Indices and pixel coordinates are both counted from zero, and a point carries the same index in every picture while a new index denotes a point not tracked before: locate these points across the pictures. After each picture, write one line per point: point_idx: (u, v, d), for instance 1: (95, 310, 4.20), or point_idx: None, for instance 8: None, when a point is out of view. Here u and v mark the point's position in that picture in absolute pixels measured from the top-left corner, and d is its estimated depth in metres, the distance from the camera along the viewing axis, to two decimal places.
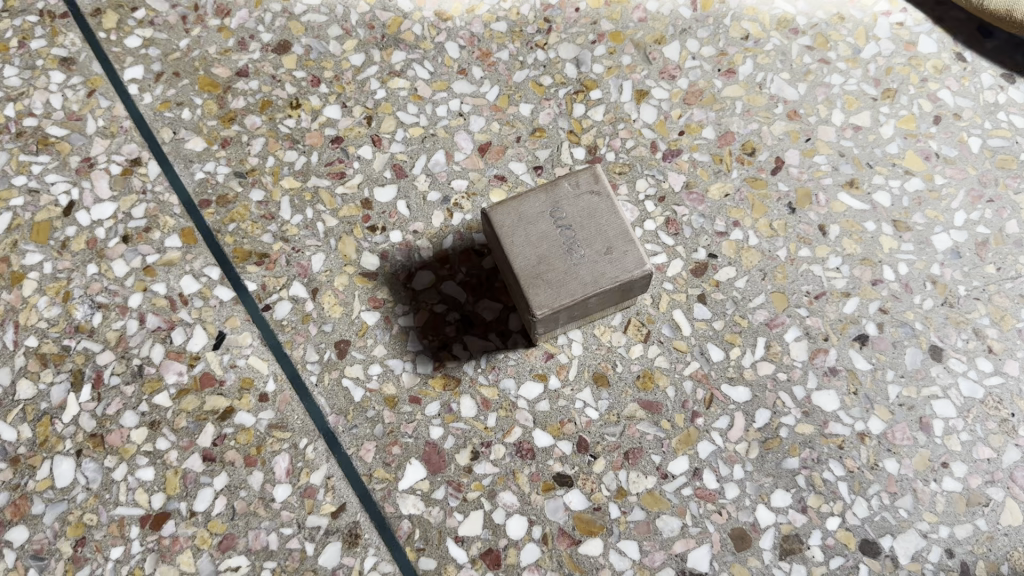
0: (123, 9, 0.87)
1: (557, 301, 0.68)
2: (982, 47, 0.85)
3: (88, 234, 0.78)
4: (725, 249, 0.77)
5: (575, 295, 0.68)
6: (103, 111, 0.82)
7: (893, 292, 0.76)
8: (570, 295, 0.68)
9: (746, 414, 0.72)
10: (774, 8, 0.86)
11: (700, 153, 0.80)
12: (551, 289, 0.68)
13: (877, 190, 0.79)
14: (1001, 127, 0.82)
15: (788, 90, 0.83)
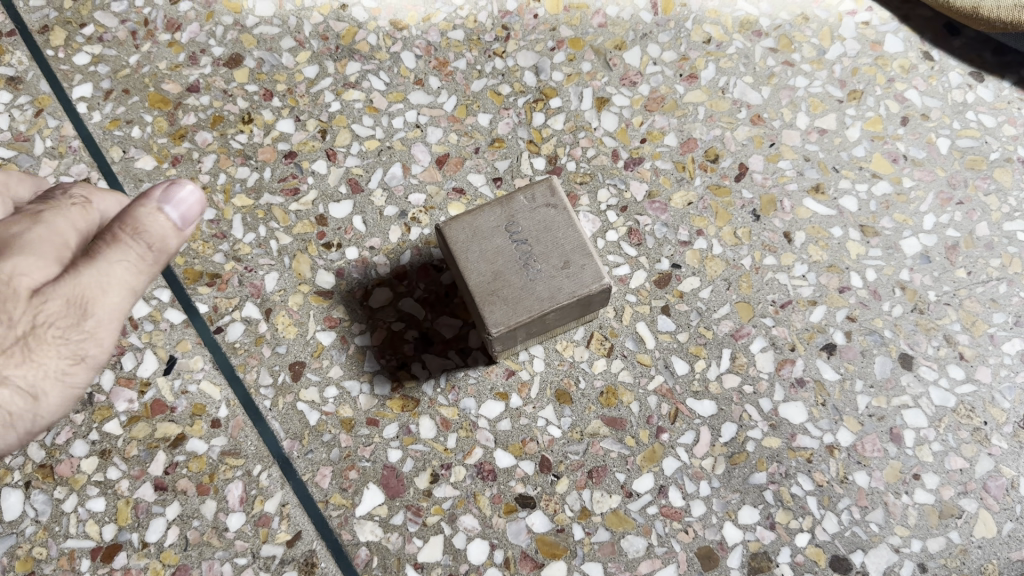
0: (71, 26, 0.85)
1: (513, 318, 0.66)
2: (949, 45, 0.84)
3: None
4: (688, 259, 0.75)
5: (531, 312, 0.66)
6: (51, 131, 0.80)
7: (861, 299, 0.74)
8: (527, 311, 0.66)
9: (712, 429, 0.70)
10: (736, 10, 0.84)
11: (662, 161, 0.78)
12: (507, 306, 0.66)
13: (843, 195, 0.77)
14: (970, 127, 0.80)
15: (751, 94, 0.81)
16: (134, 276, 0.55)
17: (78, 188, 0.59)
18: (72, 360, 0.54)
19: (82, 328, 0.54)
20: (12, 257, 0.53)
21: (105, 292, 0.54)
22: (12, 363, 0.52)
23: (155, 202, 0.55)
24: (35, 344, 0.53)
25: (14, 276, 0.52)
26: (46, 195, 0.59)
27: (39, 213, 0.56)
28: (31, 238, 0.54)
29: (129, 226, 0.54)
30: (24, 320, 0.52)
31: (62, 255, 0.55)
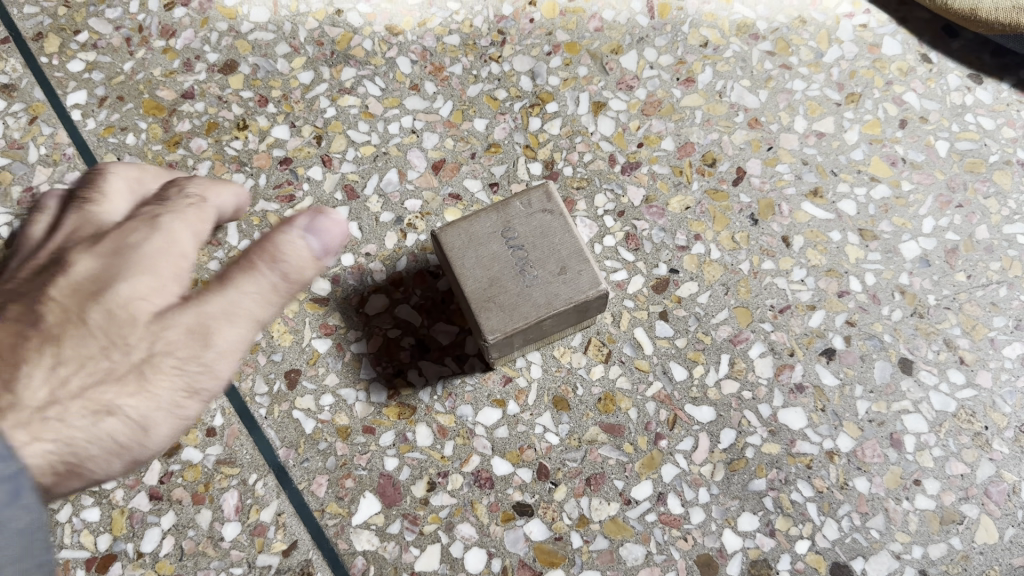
0: (65, 33, 0.84)
1: (509, 325, 0.65)
2: (948, 47, 0.83)
3: None
4: (686, 264, 0.75)
5: (527, 318, 0.65)
6: (45, 138, 0.80)
7: (860, 303, 0.73)
8: (523, 318, 0.65)
9: (711, 435, 0.70)
10: (733, 13, 0.84)
11: (659, 165, 0.78)
12: (503, 313, 0.65)
13: (842, 199, 0.77)
14: (969, 129, 0.80)
15: (748, 98, 0.80)
16: (263, 306, 0.52)
17: (192, 186, 0.58)
18: (186, 393, 0.51)
19: (200, 359, 0.51)
20: (133, 274, 0.51)
21: (230, 323, 0.51)
22: (126, 392, 0.49)
23: (298, 230, 0.51)
24: (151, 373, 0.50)
25: (132, 295, 0.51)
26: (161, 194, 0.57)
27: (157, 219, 0.54)
28: (149, 252, 0.52)
29: (267, 251, 0.51)
30: (141, 345, 0.50)
31: (181, 268, 0.53)
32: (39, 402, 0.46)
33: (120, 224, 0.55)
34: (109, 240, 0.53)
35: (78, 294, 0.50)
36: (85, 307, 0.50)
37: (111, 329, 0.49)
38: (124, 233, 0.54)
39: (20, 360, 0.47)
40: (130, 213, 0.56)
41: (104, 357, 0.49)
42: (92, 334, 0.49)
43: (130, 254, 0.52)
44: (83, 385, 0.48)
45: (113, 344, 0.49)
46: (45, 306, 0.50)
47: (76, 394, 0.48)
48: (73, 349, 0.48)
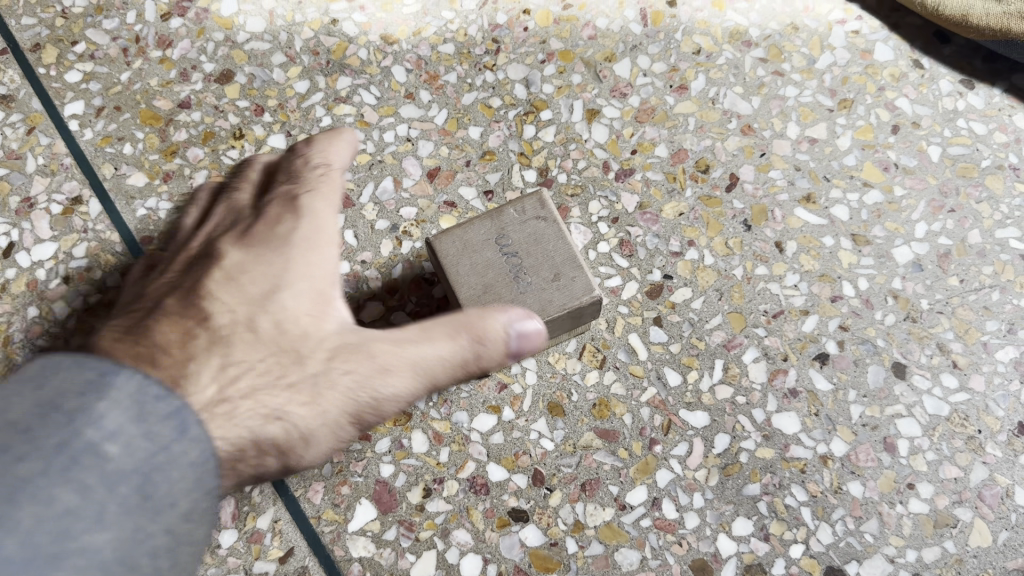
0: (62, 44, 0.85)
1: None
2: (939, 53, 0.84)
3: (29, 277, 0.76)
4: (680, 270, 0.75)
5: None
6: (43, 148, 0.80)
7: (854, 308, 0.74)
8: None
9: (705, 439, 0.70)
10: (725, 20, 0.84)
11: (653, 172, 0.78)
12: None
13: (834, 205, 0.77)
14: (961, 134, 0.80)
15: (741, 104, 0.81)
16: (439, 370, 0.61)
17: (317, 158, 0.69)
18: (348, 418, 0.60)
19: (373, 390, 0.60)
20: (292, 273, 0.62)
21: (396, 373, 0.60)
22: (297, 401, 0.58)
23: (506, 324, 0.60)
24: (320, 389, 0.59)
25: (296, 299, 0.61)
26: (291, 171, 0.69)
27: (298, 212, 0.66)
28: (298, 240, 0.64)
29: (470, 327, 0.60)
30: (314, 362, 0.59)
31: (325, 254, 0.64)
32: (211, 399, 0.54)
33: (266, 215, 0.67)
34: (261, 231, 0.65)
35: (245, 294, 0.61)
36: (254, 312, 0.60)
37: (285, 341, 0.59)
38: (273, 226, 0.65)
39: (190, 356, 0.55)
40: (269, 198, 0.68)
41: (279, 364, 0.59)
42: (263, 341, 0.59)
43: (285, 249, 0.64)
44: (252, 387, 0.56)
45: (284, 354, 0.59)
46: (218, 306, 0.60)
47: (246, 394, 0.56)
48: (250, 353, 0.58)
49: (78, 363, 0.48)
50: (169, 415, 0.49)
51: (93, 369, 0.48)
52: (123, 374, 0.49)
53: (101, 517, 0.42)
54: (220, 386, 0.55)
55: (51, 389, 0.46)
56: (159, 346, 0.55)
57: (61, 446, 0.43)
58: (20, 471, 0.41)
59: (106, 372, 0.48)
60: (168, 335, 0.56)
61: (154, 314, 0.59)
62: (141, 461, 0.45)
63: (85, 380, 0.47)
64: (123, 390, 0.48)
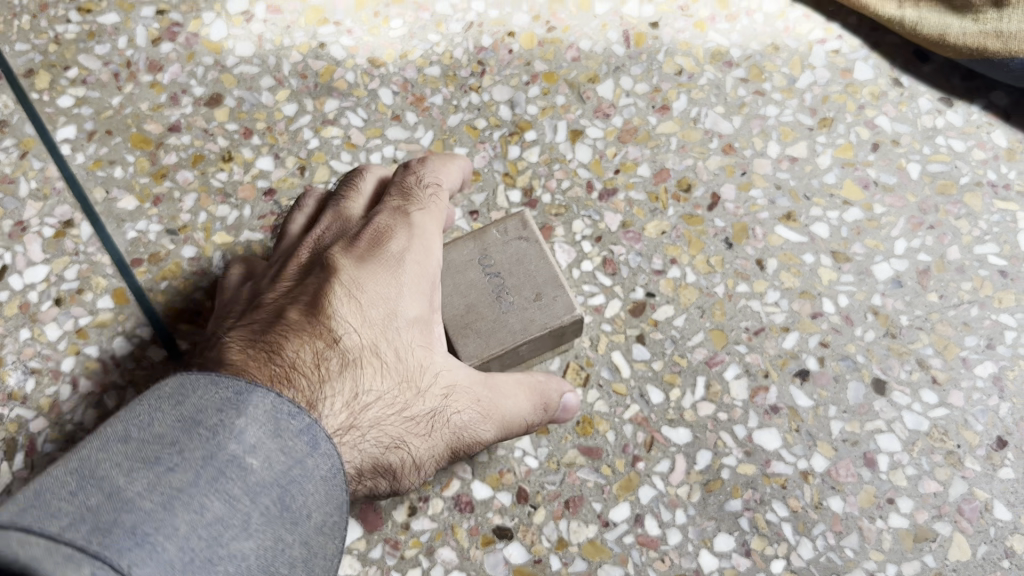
0: (55, 69, 0.86)
1: (486, 350, 0.66)
2: (919, 71, 0.85)
3: (20, 299, 0.77)
4: (662, 288, 0.76)
5: (503, 344, 0.66)
6: (35, 173, 0.82)
7: (834, 325, 0.75)
8: (498, 344, 0.66)
9: (688, 456, 0.71)
10: (707, 41, 0.86)
11: (635, 191, 0.79)
12: (478, 339, 0.66)
13: (815, 222, 0.78)
14: (940, 151, 0.82)
15: (722, 124, 0.82)
16: (517, 424, 0.65)
17: (427, 177, 0.72)
18: (450, 451, 0.64)
19: (478, 432, 0.64)
20: (407, 295, 0.65)
21: (488, 420, 0.64)
22: (413, 432, 0.62)
23: (563, 390, 0.67)
24: (434, 422, 0.63)
25: (412, 326, 0.64)
26: (403, 188, 0.72)
27: (412, 231, 0.68)
28: (412, 263, 0.66)
29: (547, 391, 0.66)
30: (430, 395, 0.63)
31: (434, 278, 0.67)
32: (340, 427, 0.59)
33: (377, 229, 0.68)
34: (375, 247, 0.67)
35: (367, 316, 0.63)
36: (378, 337, 0.63)
37: (403, 370, 0.63)
38: (384, 244, 0.67)
39: (323, 379, 0.59)
40: (383, 210, 0.70)
41: (399, 393, 0.62)
42: (383, 367, 0.62)
43: (399, 269, 0.66)
44: (378, 416, 0.61)
45: (404, 383, 0.62)
46: (342, 325, 0.62)
47: (371, 425, 0.60)
48: (376, 381, 0.61)
49: (215, 380, 0.54)
50: (301, 431, 0.54)
51: (228, 385, 0.54)
52: (257, 393, 0.54)
53: (248, 525, 0.50)
54: (352, 413, 0.60)
55: (190, 405, 0.52)
56: (298, 369, 0.59)
57: (207, 458, 0.50)
58: (174, 481, 0.48)
59: (242, 390, 0.54)
60: (302, 356, 0.60)
61: (287, 330, 0.62)
62: (278, 474, 0.52)
63: (223, 397, 0.53)
64: (260, 407, 0.53)
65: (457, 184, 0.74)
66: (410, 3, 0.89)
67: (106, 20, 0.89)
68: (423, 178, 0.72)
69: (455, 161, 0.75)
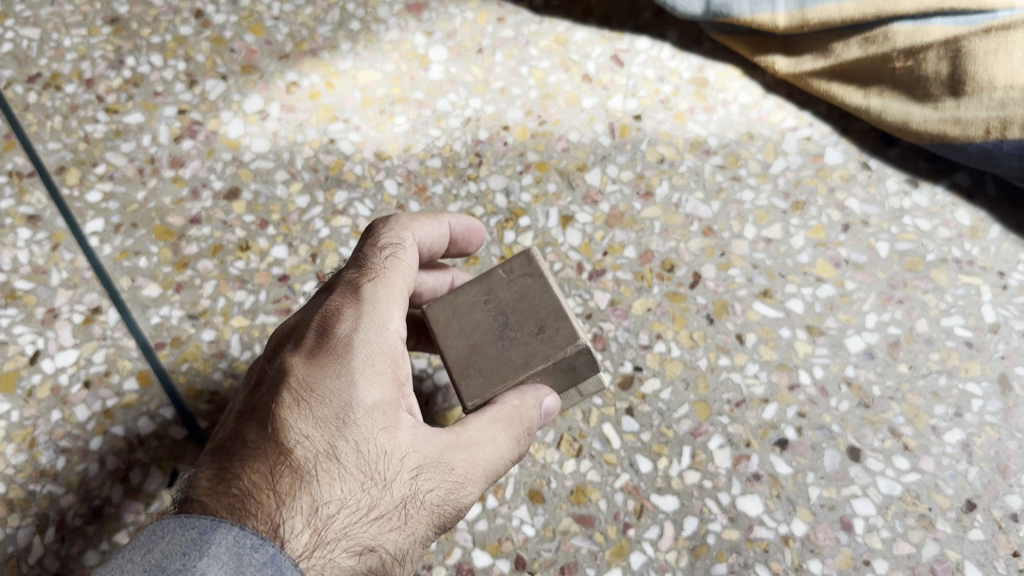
0: (84, 166, 0.93)
1: (489, 389, 0.66)
2: (886, 154, 0.92)
3: (52, 382, 0.83)
4: (649, 362, 0.81)
5: (506, 381, 0.66)
6: (66, 263, 0.88)
7: (810, 396, 0.80)
8: (501, 381, 0.66)
9: (675, 522, 0.75)
10: (686, 132, 0.93)
11: (622, 271, 0.85)
12: (482, 379, 0.66)
13: (790, 299, 0.84)
14: (908, 231, 0.87)
15: (702, 209, 0.88)
16: (489, 473, 0.64)
17: (383, 239, 0.68)
18: (432, 529, 0.61)
19: (452, 501, 0.61)
20: (362, 382, 0.60)
21: (462, 486, 0.62)
22: (387, 527, 0.58)
23: (535, 398, 0.66)
24: (407, 511, 0.59)
25: (373, 412, 0.60)
26: (357, 260, 0.68)
27: (364, 307, 0.63)
28: (366, 344, 0.62)
29: (515, 424, 0.64)
30: (398, 483, 0.59)
31: (392, 352, 0.63)
32: (306, 546, 0.54)
33: (325, 314, 0.64)
34: (324, 335, 0.62)
35: (320, 416, 0.59)
36: (335, 435, 0.58)
37: (367, 464, 0.58)
38: (332, 330, 0.62)
39: (280, 499, 0.55)
40: (335, 288, 0.66)
41: (365, 492, 0.58)
42: (344, 466, 0.58)
43: (352, 354, 0.61)
44: (346, 523, 0.56)
45: (369, 479, 0.58)
46: (295, 433, 0.58)
47: (342, 535, 0.56)
48: (338, 484, 0.57)
49: (183, 522, 0.53)
50: (266, 563, 0.52)
51: (193, 525, 0.53)
52: (221, 529, 0.53)
53: None
54: (316, 529, 0.55)
55: (159, 550, 0.52)
56: (250, 494, 0.55)
57: None
58: None
59: (207, 528, 0.53)
60: (255, 480, 0.56)
61: (236, 460, 0.58)
62: None
63: (189, 538, 0.52)
64: (222, 545, 0.52)
65: (424, 236, 0.72)
66: (413, 100, 0.96)
67: (131, 119, 0.96)
68: (378, 243, 0.68)
69: (426, 215, 0.73)
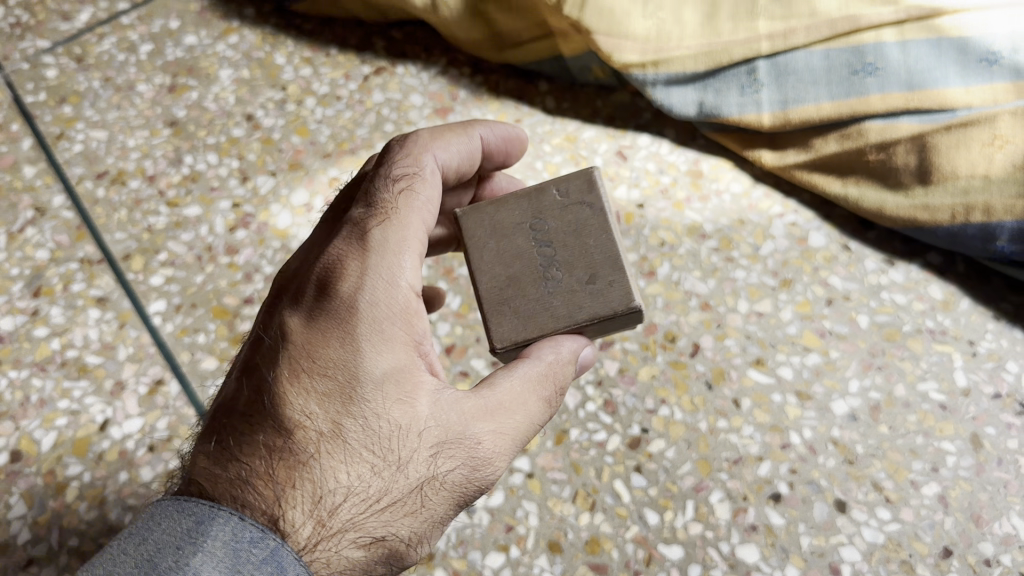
0: (148, 253, 1.05)
1: (523, 334, 0.71)
2: (865, 237, 1.03)
3: (120, 446, 0.92)
4: (655, 424, 0.91)
5: (544, 330, 0.70)
6: (132, 339, 0.99)
7: (800, 454, 0.89)
8: (539, 327, 0.70)
9: (681, 569, 0.83)
10: (684, 218, 1.04)
11: (630, 342, 0.96)
12: (515, 321, 0.71)
13: (780, 366, 0.94)
14: (885, 304, 0.97)
15: (700, 285, 0.99)
16: (514, 445, 0.67)
17: (397, 172, 0.74)
18: (452, 508, 0.65)
19: (471, 477, 0.65)
20: (368, 353, 0.64)
21: (484, 464, 0.65)
22: (401, 512, 0.62)
23: (568, 353, 0.70)
24: (423, 492, 0.63)
25: (381, 386, 0.63)
26: (371, 197, 0.72)
27: (369, 267, 0.66)
28: (372, 310, 0.65)
29: (550, 382, 0.69)
30: (412, 466, 0.62)
31: (398, 316, 0.66)
32: (305, 541, 0.59)
33: (334, 270, 0.67)
34: (331, 296, 0.66)
35: (323, 392, 0.63)
36: (339, 413, 0.62)
37: (376, 443, 0.62)
38: (339, 293, 0.66)
39: (282, 490, 0.60)
40: (345, 234, 0.69)
41: (376, 478, 0.62)
42: (351, 446, 0.61)
43: (360, 320, 0.64)
44: (353, 514, 0.60)
45: (377, 462, 0.62)
46: (299, 412, 0.62)
47: (349, 526, 0.60)
48: (344, 469, 0.61)
49: (182, 511, 0.59)
50: (264, 558, 0.57)
51: (192, 513, 0.59)
52: (218, 519, 0.58)
53: None
54: (320, 521, 0.59)
55: (159, 536, 0.58)
56: (252, 482, 0.61)
57: None
58: None
59: (204, 518, 0.58)
60: (258, 467, 0.61)
61: (241, 443, 0.63)
62: None
63: (186, 527, 0.58)
64: (218, 538, 0.57)
65: (447, 155, 0.77)
66: None
67: (190, 211, 1.08)
68: (395, 174, 0.73)
69: (455, 133, 0.79)
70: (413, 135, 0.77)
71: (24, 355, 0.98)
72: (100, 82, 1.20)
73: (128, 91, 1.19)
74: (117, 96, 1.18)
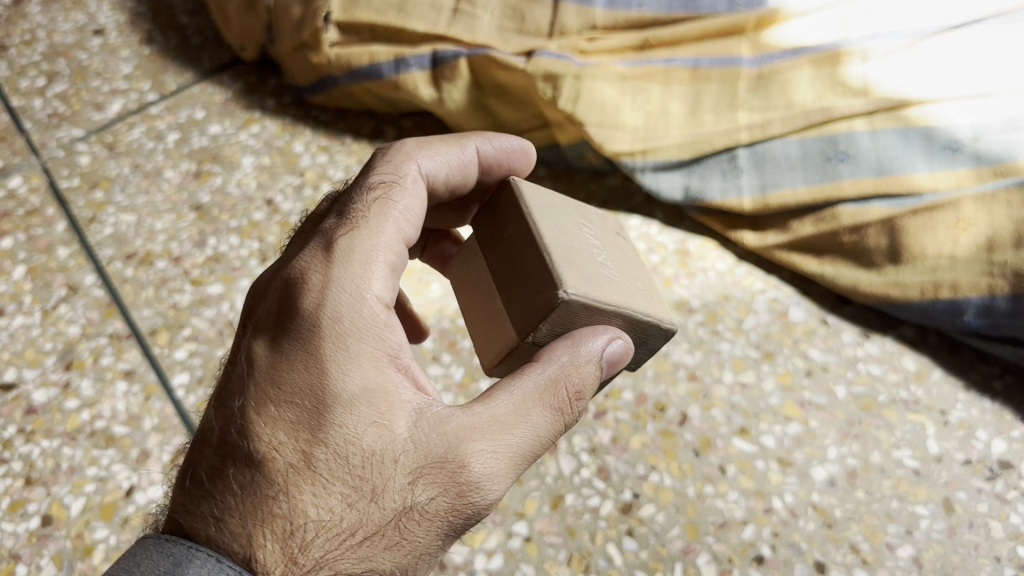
0: (173, 329, 1.12)
1: (592, 290, 0.68)
2: (842, 311, 1.11)
3: (144, 510, 0.98)
4: (646, 489, 0.96)
5: (610, 297, 0.69)
6: (157, 411, 1.06)
7: (782, 518, 0.94)
8: (607, 292, 0.69)
9: None
10: (673, 293, 1.12)
11: (621, 411, 1.02)
12: (583, 278, 0.68)
13: (763, 434, 1.00)
14: (862, 375, 1.05)
15: (687, 357, 1.06)
16: (514, 464, 0.66)
17: (378, 179, 0.78)
18: (441, 539, 0.65)
19: (458, 504, 0.64)
20: (333, 376, 0.64)
21: (477, 489, 0.63)
22: (380, 545, 0.62)
23: (588, 356, 0.69)
24: (402, 523, 0.63)
25: (349, 411, 0.64)
26: (343, 211, 0.75)
27: (333, 284, 0.68)
28: (337, 327, 0.66)
29: (561, 388, 0.68)
30: (387, 496, 0.62)
31: (365, 333, 0.67)
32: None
33: (299, 288, 0.69)
34: (296, 317, 0.67)
35: (291, 421, 0.64)
36: (307, 443, 0.63)
37: (348, 473, 0.62)
38: (303, 313, 0.67)
39: (253, 525, 0.61)
40: (312, 250, 0.71)
41: (352, 510, 0.62)
42: (321, 475, 0.62)
43: (325, 339, 0.66)
44: (325, 548, 0.61)
45: (348, 492, 0.62)
46: (268, 439, 0.63)
47: (323, 562, 0.61)
48: (315, 502, 0.62)
49: (160, 553, 0.60)
50: None
51: (170, 555, 0.60)
52: (196, 561, 0.59)
53: None
54: (292, 557, 0.60)
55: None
56: (225, 518, 0.62)
57: None
58: None
59: (182, 560, 0.59)
60: (229, 501, 0.63)
61: (216, 475, 0.65)
62: None
63: (165, 568, 0.59)
64: None
65: (431, 165, 0.81)
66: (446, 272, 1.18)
67: (212, 289, 1.16)
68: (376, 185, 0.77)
69: (445, 143, 0.83)
70: (398, 146, 0.81)
71: (55, 425, 1.04)
72: (130, 169, 1.29)
73: (156, 177, 1.28)
74: (146, 182, 1.28)
